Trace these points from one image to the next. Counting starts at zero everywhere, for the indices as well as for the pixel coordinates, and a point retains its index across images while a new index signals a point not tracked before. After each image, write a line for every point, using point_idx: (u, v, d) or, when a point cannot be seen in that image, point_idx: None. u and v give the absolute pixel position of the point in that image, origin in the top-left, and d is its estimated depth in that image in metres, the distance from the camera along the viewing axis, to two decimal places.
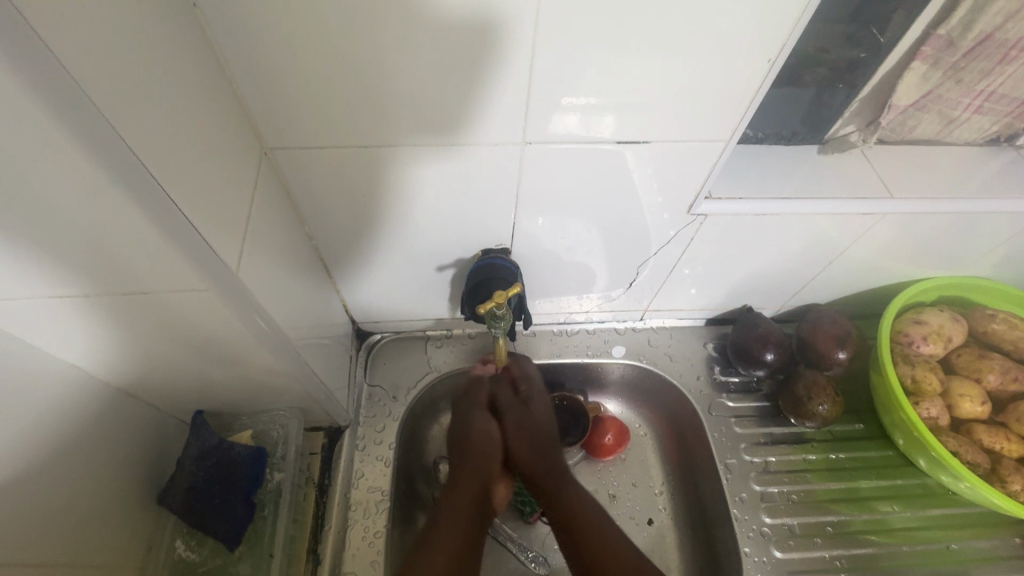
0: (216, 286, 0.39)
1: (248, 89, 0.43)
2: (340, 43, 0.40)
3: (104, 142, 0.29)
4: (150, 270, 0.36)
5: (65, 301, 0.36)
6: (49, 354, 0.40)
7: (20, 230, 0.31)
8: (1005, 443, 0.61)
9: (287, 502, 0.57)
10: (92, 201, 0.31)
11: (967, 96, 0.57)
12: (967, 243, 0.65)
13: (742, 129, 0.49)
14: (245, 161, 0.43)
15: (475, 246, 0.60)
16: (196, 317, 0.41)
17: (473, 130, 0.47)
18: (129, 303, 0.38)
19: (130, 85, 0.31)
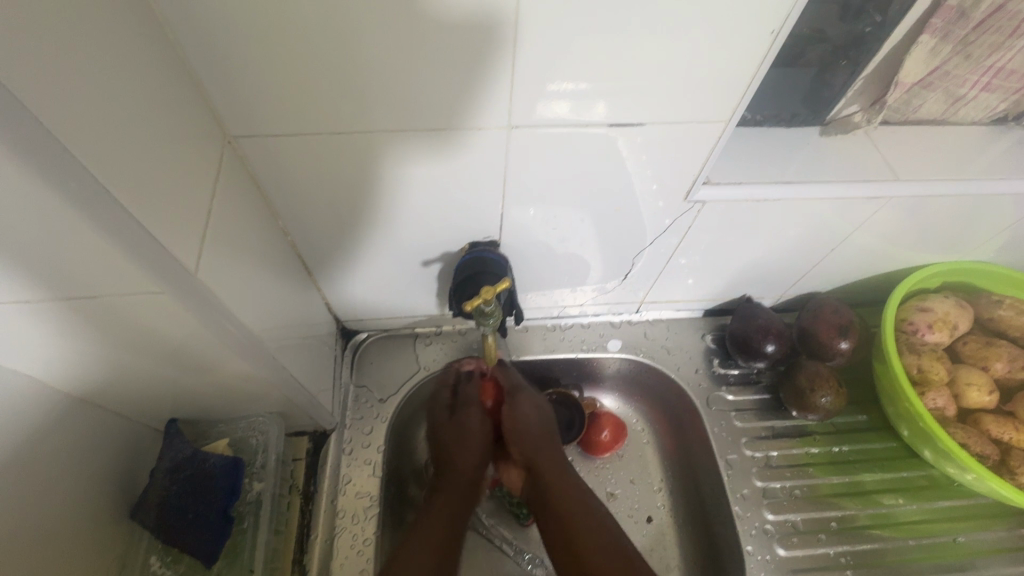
0: (175, 290, 0.35)
1: (204, 71, 0.39)
2: (303, 23, 0.36)
3: (27, 127, 0.25)
4: (101, 272, 0.33)
5: (9, 310, 0.33)
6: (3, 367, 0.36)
7: None
8: (1014, 434, 0.58)
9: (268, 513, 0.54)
10: (20, 197, 0.27)
11: (977, 72, 0.54)
12: (972, 227, 0.63)
13: (743, 109, 0.46)
14: (203, 152, 0.40)
15: (461, 239, 0.57)
16: (157, 323, 0.38)
17: (456, 117, 0.44)
18: (84, 310, 0.35)
19: (65, 76, 0.27)
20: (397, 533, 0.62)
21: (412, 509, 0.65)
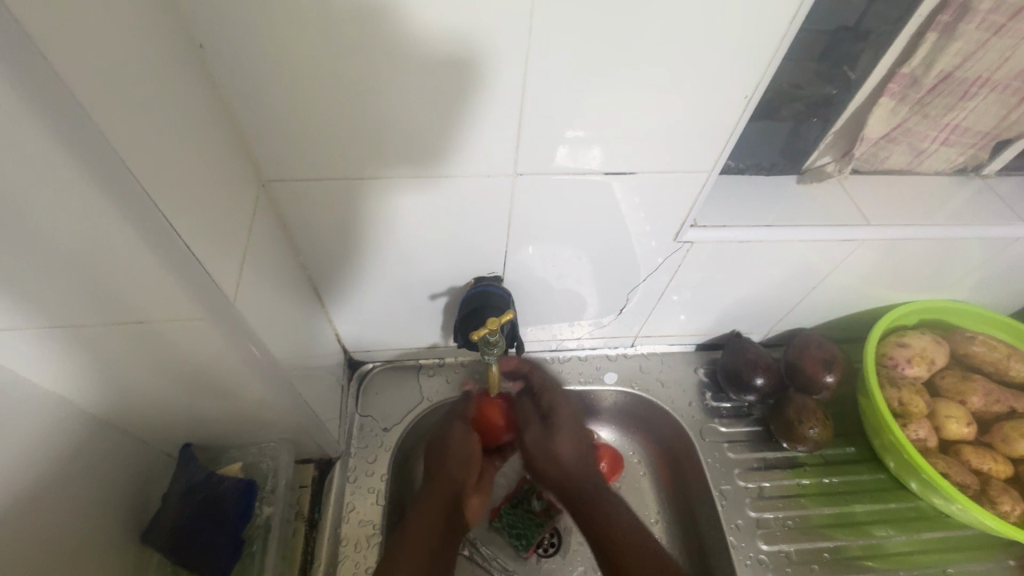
0: (214, 316, 0.39)
1: (247, 122, 0.43)
2: (342, 81, 0.41)
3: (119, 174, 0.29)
4: (149, 299, 0.36)
5: (63, 332, 0.36)
6: (45, 382, 0.40)
7: (33, 264, 0.31)
8: (993, 464, 0.61)
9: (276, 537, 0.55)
10: (93, 224, 0.31)
11: (936, 128, 0.60)
12: (942, 267, 0.68)
13: (724, 160, 0.51)
14: (243, 191, 0.44)
15: (467, 274, 0.61)
16: (193, 346, 0.41)
17: (466, 164, 0.49)
18: (124, 332, 0.38)
19: (141, 124, 0.31)
20: None
21: None
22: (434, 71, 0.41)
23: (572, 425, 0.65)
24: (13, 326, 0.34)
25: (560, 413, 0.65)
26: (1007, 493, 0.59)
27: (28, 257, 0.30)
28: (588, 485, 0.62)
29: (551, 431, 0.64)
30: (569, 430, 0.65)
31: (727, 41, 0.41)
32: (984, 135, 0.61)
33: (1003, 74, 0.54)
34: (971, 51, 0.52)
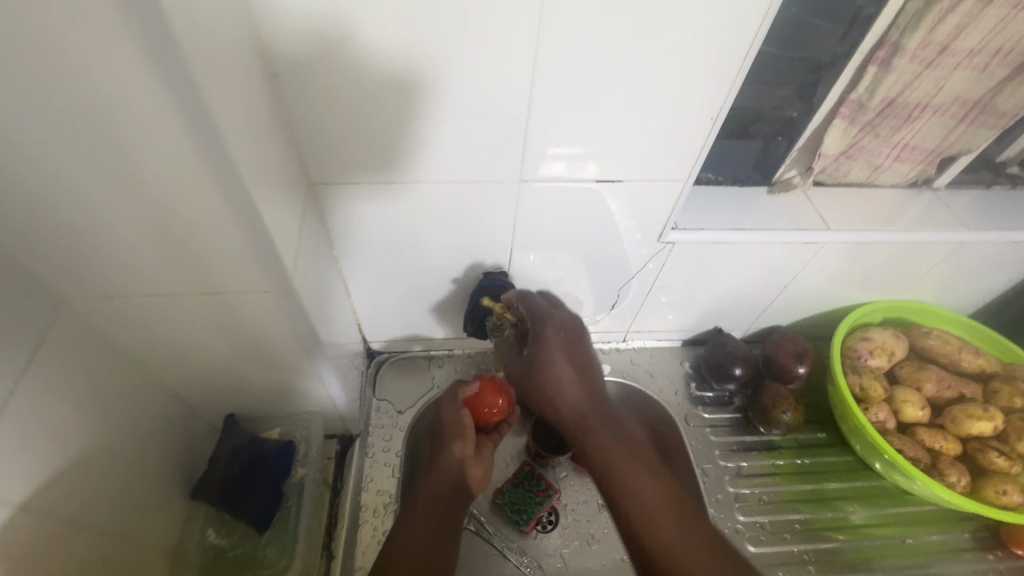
0: (277, 287, 0.45)
1: (302, 129, 0.49)
2: (389, 95, 0.47)
3: (228, 173, 0.35)
4: (227, 273, 0.43)
5: (154, 298, 0.43)
6: (130, 342, 0.47)
7: (144, 234, 0.38)
8: (944, 443, 0.67)
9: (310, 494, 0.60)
10: (200, 201, 0.36)
11: (887, 146, 0.68)
12: (899, 269, 0.76)
13: (695, 173, 0.58)
14: (294, 193, 0.49)
15: (476, 269, 0.68)
16: (255, 314, 0.47)
17: (478, 173, 0.55)
18: (204, 300, 0.45)
19: (240, 122, 0.37)
20: None
21: None
22: (462, 95, 0.47)
23: (567, 356, 0.55)
24: (119, 290, 0.42)
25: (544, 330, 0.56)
26: (954, 467, 0.66)
27: (138, 229, 0.37)
28: (600, 435, 0.54)
29: (547, 373, 0.55)
30: (566, 368, 0.55)
31: (707, 73, 0.48)
32: (931, 153, 0.70)
33: (940, 100, 0.63)
34: (909, 81, 0.60)
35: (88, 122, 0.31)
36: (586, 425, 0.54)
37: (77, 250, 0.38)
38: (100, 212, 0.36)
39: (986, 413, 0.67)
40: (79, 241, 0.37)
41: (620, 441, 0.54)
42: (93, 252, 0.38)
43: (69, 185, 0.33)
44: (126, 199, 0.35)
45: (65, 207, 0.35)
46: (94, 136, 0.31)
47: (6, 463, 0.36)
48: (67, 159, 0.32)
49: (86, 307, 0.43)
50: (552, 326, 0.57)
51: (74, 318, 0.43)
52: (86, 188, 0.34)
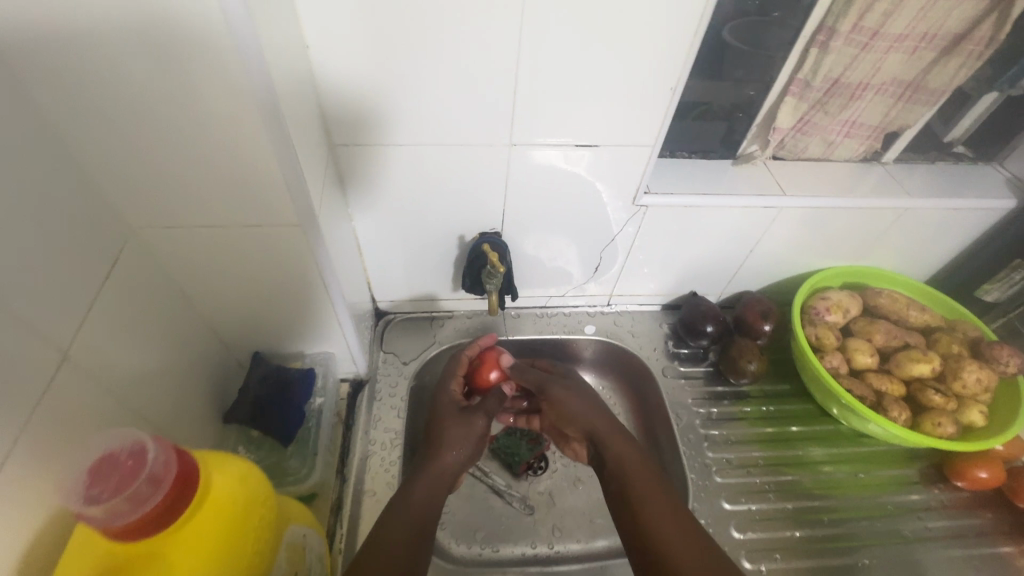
0: (305, 223, 0.54)
1: (328, 98, 0.58)
2: (401, 68, 0.56)
3: (274, 115, 0.45)
4: (265, 206, 0.51)
5: (204, 228, 0.52)
6: (179, 270, 0.56)
7: (203, 167, 0.47)
8: (889, 384, 0.76)
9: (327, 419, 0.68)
10: (250, 138, 0.45)
11: (837, 123, 0.78)
12: (852, 235, 0.85)
13: (662, 138, 0.66)
14: (320, 150, 0.58)
15: (473, 229, 0.76)
16: (285, 250, 0.56)
17: (475, 139, 0.64)
18: (245, 232, 0.53)
19: (282, 76, 0.46)
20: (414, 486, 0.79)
21: None
22: (463, 66, 0.56)
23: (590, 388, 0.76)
24: (177, 218, 0.51)
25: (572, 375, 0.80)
26: (896, 404, 0.74)
27: (198, 159, 0.46)
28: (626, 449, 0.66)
29: (578, 397, 0.73)
30: (588, 395, 0.74)
31: (667, 48, 0.57)
32: (876, 129, 0.79)
33: (879, 80, 0.72)
34: (848, 63, 0.70)
35: (173, 64, 0.40)
36: (612, 439, 0.67)
37: (148, 176, 0.47)
38: (171, 142, 0.45)
39: (925, 356, 0.75)
40: (150, 167, 0.46)
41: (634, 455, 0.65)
42: (159, 178, 0.47)
43: (150, 117, 0.43)
44: (192, 133, 0.44)
45: (144, 136, 0.44)
46: (175, 76, 0.41)
47: (95, 346, 0.45)
48: (151, 94, 0.41)
49: (148, 235, 0.52)
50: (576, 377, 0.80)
51: (137, 241, 0.52)
52: (162, 120, 0.43)
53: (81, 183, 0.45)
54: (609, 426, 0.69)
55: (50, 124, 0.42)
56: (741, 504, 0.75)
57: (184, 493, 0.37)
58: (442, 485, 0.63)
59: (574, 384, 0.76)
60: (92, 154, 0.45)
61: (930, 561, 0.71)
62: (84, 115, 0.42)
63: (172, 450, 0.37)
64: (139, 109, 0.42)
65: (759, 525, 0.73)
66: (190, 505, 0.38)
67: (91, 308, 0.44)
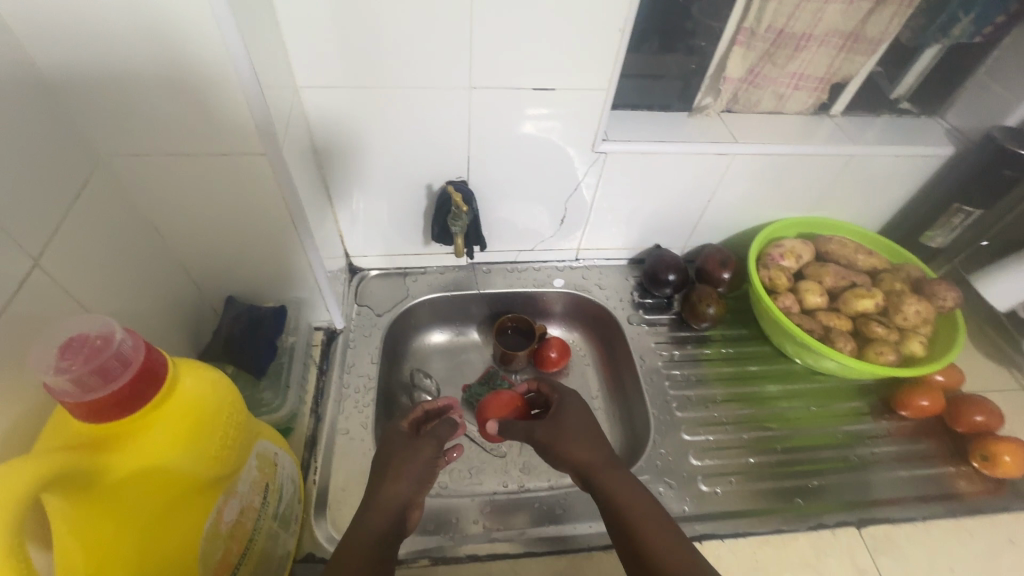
0: (272, 155, 0.55)
1: (292, 40, 0.60)
2: (362, 8, 0.58)
3: (237, 37, 0.46)
4: (229, 131, 0.52)
5: (174, 158, 0.54)
6: (149, 205, 0.58)
7: (169, 93, 0.49)
8: (837, 320, 0.80)
9: (298, 357, 0.71)
10: (213, 64, 0.47)
11: (785, 75, 0.82)
12: (804, 185, 0.89)
13: (617, 81, 0.70)
14: (286, 88, 0.60)
15: (440, 178, 0.78)
16: (253, 185, 0.58)
17: (438, 82, 0.66)
18: (214, 163, 0.55)
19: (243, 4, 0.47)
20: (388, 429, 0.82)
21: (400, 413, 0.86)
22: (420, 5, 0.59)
23: (580, 424, 0.67)
24: (147, 148, 0.52)
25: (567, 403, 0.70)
26: (843, 336, 0.79)
27: (161, 79, 0.47)
28: (618, 488, 0.58)
29: (561, 435, 0.65)
30: (579, 433, 0.65)
31: None
32: (822, 80, 0.83)
33: (820, 31, 0.76)
34: (791, 13, 0.74)
35: None
36: (600, 475, 0.60)
37: (113, 98, 0.48)
38: (136, 65, 0.46)
39: (869, 292, 0.80)
40: (114, 88, 0.48)
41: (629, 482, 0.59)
42: (124, 100, 0.49)
43: (113, 33, 0.44)
44: (155, 54, 0.46)
45: (107, 53, 0.45)
46: None
47: (67, 262, 0.46)
48: (114, 10, 0.43)
49: (117, 164, 0.53)
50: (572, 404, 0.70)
51: (105, 168, 0.53)
52: (125, 39, 0.44)
53: (48, 101, 0.46)
54: (601, 462, 0.62)
55: (19, 40, 0.43)
56: (699, 434, 0.79)
57: (153, 380, 0.39)
58: (386, 520, 0.56)
59: (560, 423, 0.67)
60: (58, 72, 0.46)
61: (875, 480, 0.76)
62: (48, 30, 0.43)
63: (142, 340, 0.39)
64: (102, 24, 0.43)
65: (714, 453, 0.77)
66: (159, 395, 0.39)
67: (59, 223, 0.46)
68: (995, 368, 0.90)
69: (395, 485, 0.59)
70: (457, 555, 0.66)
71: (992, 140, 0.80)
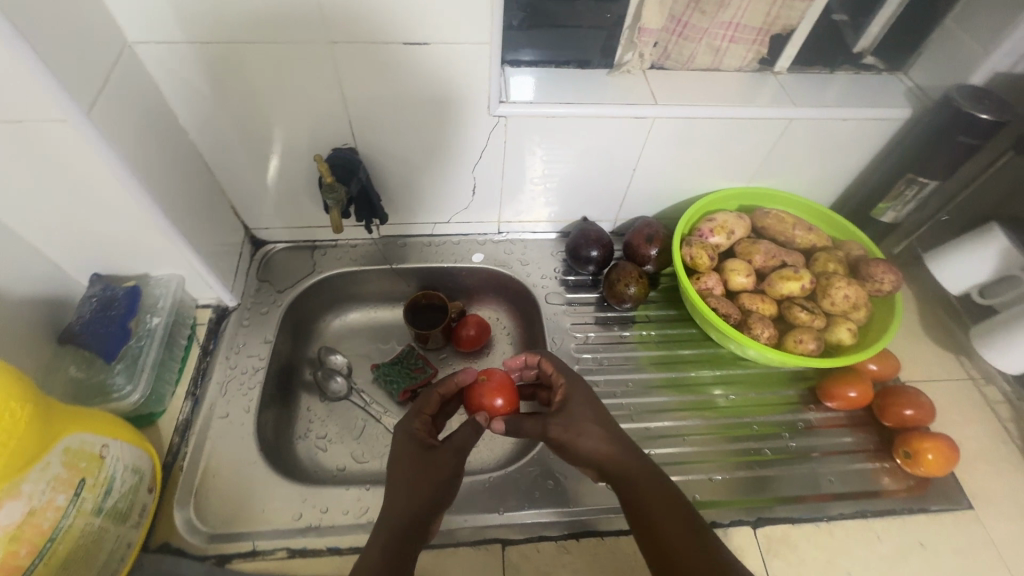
0: (74, 118, 0.49)
1: None
2: None
3: None
4: (11, 97, 0.46)
5: None
6: None
7: None
8: (760, 304, 0.74)
9: (158, 340, 0.67)
10: None
11: (717, 26, 0.72)
12: (739, 153, 0.80)
13: (499, 31, 0.61)
14: (104, 44, 0.54)
15: (325, 145, 0.72)
16: (66, 153, 0.52)
17: (292, 35, 0.59)
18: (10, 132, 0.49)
19: None
20: (283, 410, 0.79)
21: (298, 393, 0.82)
22: None
23: (591, 414, 0.60)
24: None
25: (571, 389, 0.63)
26: (761, 322, 0.72)
27: None
28: (647, 493, 0.55)
29: (576, 431, 0.59)
30: (596, 424, 0.59)
31: None
32: (760, 31, 0.73)
33: None
34: None
35: None
36: (630, 476, 0.56)
37: None
38: None
39: (795, 274, 0.72)
40: None
41: (656, 482, 0.56)
42: None
43: None
44: None
45: None
46: None
47: None
48: None
49: None
50: (574, 390, 0.62)
51: None
52: None
53: None
54: (628, 462, 0.57)
55: None
56: None
57: None
58: (407, 536, 0.53)
59: (573, 416, 0.60)
60: None
61: (791, 476, 0.70)
62: None
63: None
64: None
65: None
66: None
67: None
68: (943, 355, 0.83)
69: (407, 499, 0.54)
70: (319, 547, 0.61)
71: (947, 100, 0.70)
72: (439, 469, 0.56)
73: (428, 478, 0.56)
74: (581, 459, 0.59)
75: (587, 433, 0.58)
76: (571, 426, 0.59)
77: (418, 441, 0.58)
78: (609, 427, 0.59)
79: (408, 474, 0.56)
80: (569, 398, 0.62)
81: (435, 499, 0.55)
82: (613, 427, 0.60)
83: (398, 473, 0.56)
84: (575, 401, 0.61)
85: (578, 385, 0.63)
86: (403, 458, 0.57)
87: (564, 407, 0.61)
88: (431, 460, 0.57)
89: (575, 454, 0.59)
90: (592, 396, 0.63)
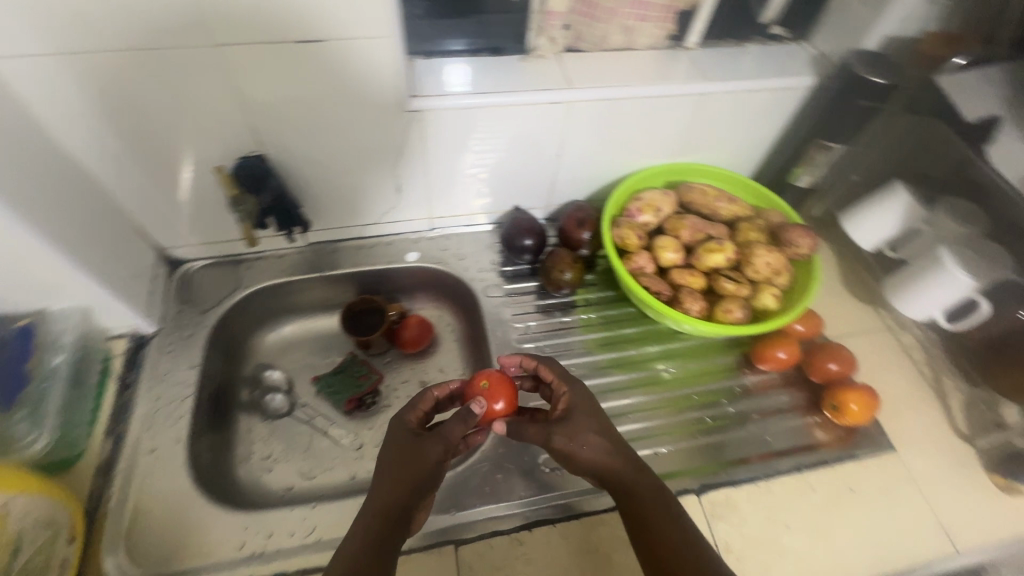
0: None
1: None
2: None
3: None
4: None
5: None
6: None
7: None
8: (689, 278, 0.75)
9: (61, 380, 0.66)
10: None
11: (626, 4, 0.72)
12: (661, 131, 0.81)
13: (397, 20, 0.59)
14: None
15: (229, 152, 0.68)
16: None
17: (172, 38, 0.55)
18: None
19: None
20: (220, 436, 0.75)
21: (235, 416, 0.79)
22: None
23: (594, 424, 0.59)
24: None
25: (575, 397, 0.61)
26: (691, 297, 0.74)
27: None
28: (650, 500, 0.55)
29: (578, 441, 0.57)
30: (598, 436, 0.58)
31: None
32: (667, 8, 0.74)
33: None
34: None
35: None
36: (628, 482, 0.56)
37: None
38: None
39: (719, 246, 0.75)
40: None
41: (652, 484, 0.57)
42: None
43: None
44: None
45: None
46: None
47: None
48: None
49: None
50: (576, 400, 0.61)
51: None
52: None
53: None
54: (627, 469, 0.57)
55: None
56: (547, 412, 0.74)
57: None
58: (385, 528, 0.51)
59: (576, 428, 0.58)
60: None
61: (732, 440, 0.73)
62: None
63: None
64: None
65: None
66: None
67: None
68: (863, 309, 0.87)
69: (389, 491, 0.53)
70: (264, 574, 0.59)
71: (844, 66, 0.73)
72: (427, 457, 0.55)
73: (414, 468, 0.54)
74: (582, 470, 0.58)
75: (589, 444, 0.57)
76: (574, 438, 0.57)
77: (411, 431, 0.57)
78: (609, 434, 0.59)
79: (395, 466, 0.54)
80: (569, 408, 0.60)
81: (419, 491, 0.54)
82: (614, 433, 0.59)
83: (384, 465, 0.55)
84: (578, 411, 0.60)
85: (583, 394, 0.62)
86: (391, 451, 0.56)
87: (565, 417, 0.60)
88: (421, 449, 0.55)
89: (578, 465, 0.57)
90: (593, 402, 0.61)
